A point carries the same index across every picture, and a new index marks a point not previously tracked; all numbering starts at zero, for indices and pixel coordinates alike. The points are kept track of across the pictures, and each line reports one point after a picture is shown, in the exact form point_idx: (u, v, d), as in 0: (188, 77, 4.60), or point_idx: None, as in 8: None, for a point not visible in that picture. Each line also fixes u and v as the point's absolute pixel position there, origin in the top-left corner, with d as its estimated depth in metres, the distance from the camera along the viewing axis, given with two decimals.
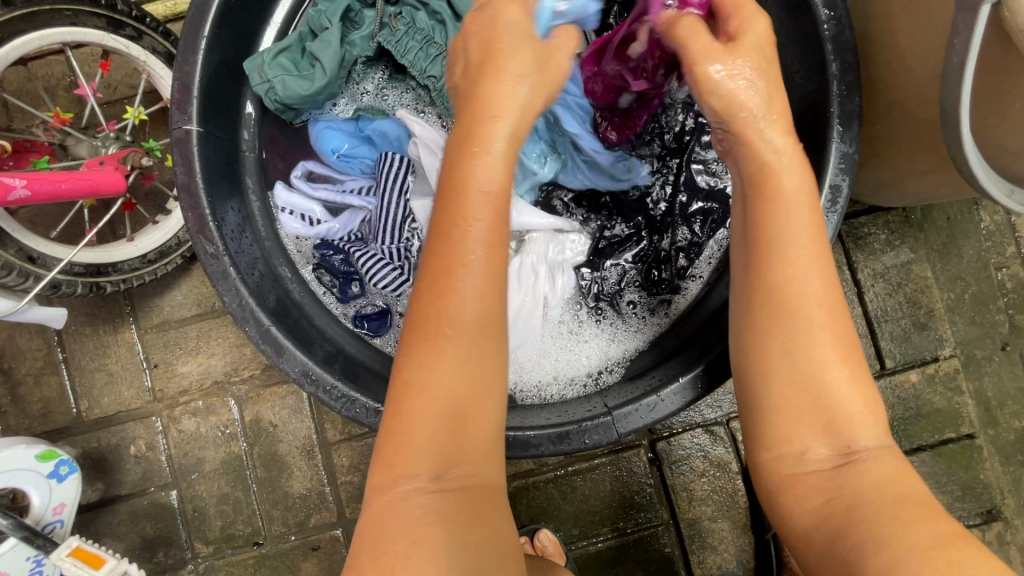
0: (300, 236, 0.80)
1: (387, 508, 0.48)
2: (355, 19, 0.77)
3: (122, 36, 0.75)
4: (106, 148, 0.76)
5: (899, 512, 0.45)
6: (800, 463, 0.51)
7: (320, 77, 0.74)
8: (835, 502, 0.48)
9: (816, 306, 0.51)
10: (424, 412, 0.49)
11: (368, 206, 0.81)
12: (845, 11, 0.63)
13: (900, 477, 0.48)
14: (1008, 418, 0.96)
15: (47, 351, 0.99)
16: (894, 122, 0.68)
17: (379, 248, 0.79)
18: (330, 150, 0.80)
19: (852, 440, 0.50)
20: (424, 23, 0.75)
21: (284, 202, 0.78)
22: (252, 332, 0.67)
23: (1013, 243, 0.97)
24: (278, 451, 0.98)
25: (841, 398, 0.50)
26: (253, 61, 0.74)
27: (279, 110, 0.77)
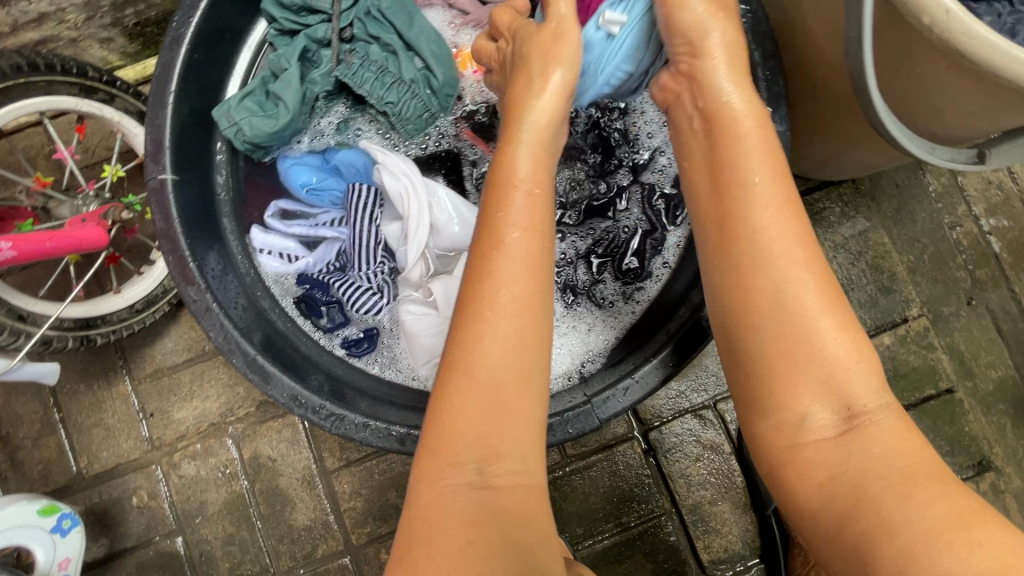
0: (280, 274, 0.82)
1: (426, 511, 0.52)
2: (313, 58, 0.82)
3: (95, 100, 0.79)
4: (86, 206, 0.79)
5: (908, 481, 0.44)
6: (804, 434, 0.50)
7: (284, 114, 0.78)
8: (841, 476, 0.47)
9: (773, 228, 0.54)
10: (457, 425, 0.53)
11: (342, 236, 0.84)
12: (759, 4, 0.69)
13: (907, 438, 0.47)
14: (984, 369, 0.99)
15: (43, 413, 1.00)
16: (820, 99, 0.73)
17: (358, 276, 0.83)
18: (300, 185, 0.84)
19: (851, 399, 0.49)
20: (376, 55, 0.80)
21: (261, 243, 0.81)
22: (238, 363, 0.69)
23: (962, 203, 1.02)
24: (280, 485, 0.99)
25: (829, 337, 0.50)
26: (221, 108, 0.78)
27: (250, 150, 0.81)
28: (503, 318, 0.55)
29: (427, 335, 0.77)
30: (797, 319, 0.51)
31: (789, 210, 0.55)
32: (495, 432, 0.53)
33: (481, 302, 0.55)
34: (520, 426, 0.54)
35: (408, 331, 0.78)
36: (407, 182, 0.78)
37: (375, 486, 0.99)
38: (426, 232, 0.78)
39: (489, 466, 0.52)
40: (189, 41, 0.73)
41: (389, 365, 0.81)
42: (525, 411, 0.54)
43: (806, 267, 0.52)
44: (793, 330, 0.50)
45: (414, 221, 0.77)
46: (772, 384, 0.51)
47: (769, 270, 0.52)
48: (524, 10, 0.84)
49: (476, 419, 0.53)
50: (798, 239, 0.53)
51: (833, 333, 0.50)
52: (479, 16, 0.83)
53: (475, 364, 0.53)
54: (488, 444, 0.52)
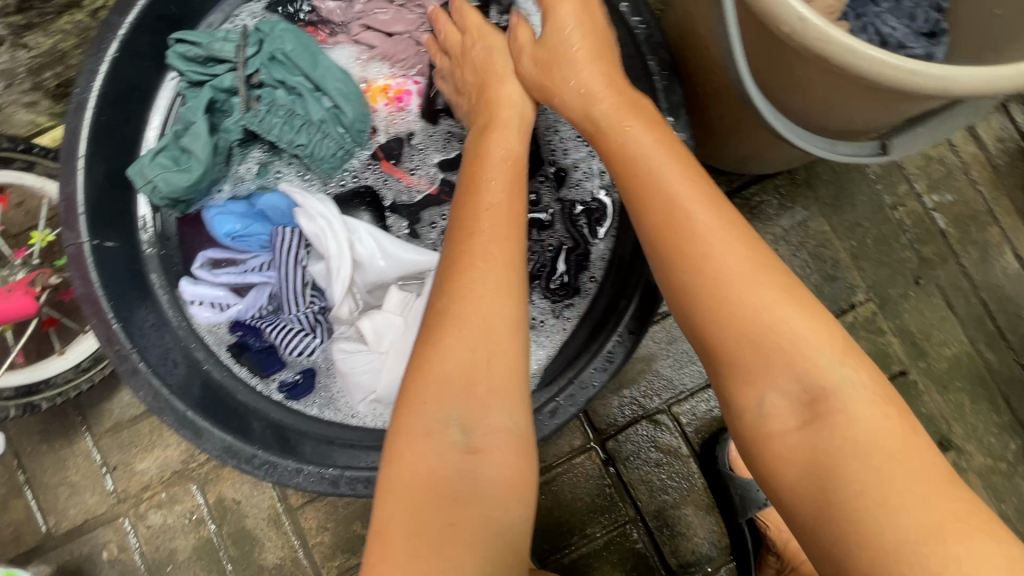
0: (213, 323, 0.84)
1: (406, 459, 0.51)
2: (222, 108, 0.82)
3: (13, 169, 0.81)
4: (13, 275, 0.79)
5: (885, 473, 0.44)
6: (768, 421, 0.51)
7: (197, 167, 0.78)
8: (812, 471, 0.47)
9: (720, 223, 0.54)
10: (422, 400, 0.53)
11: (271, 280, 0.84)
12: (651, 14, 0.69)
13: (890, 429, 0.46)
14: (936, 348, 0.98)
15: (8, 476, 1.01)
16: (726, 102, 0.73)
17: (290, 318, 0.83)
18: (225, 234, 0.84)
19: (814, 385, 0.49)
20: (283, 99, 0.80)
21: (191, 294, 0.83)
22: (170, 421, 0.70)
23: (902, 182, 1.01)
24: (246, 526, 1.00)
25: (794, 330, 0.50)
26: (133, 167, 0.77)
27: (170, 206, 0.80)
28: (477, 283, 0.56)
29: (361, 373, 0.78)
30: (761, 328, 0.51)
31: (714, 197, 0.56)
32: (467, 393, 0.53)
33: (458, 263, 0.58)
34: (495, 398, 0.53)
35: (341, 371, 0.80)
36: (325, 223, 0.80)
37: (341, 518, 1.00)
38: (349, 268, 0.80)
39: (472, 433, 0.52)
40: (94, 105, 0.73)
41: (326, 405, 0.83)
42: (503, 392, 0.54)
43: (756, 269, 0.52)
44: (750, 327, 0.51)
45: (336, 258, 0.79)
46: (737, 360, 0.52)
47: (693, 270, 0.53)
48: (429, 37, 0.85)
49: (465, 393, 0.53)
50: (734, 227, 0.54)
51: (799, 323, 0.50)
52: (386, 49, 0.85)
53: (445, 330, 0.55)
54: (475, 410, 0.52)
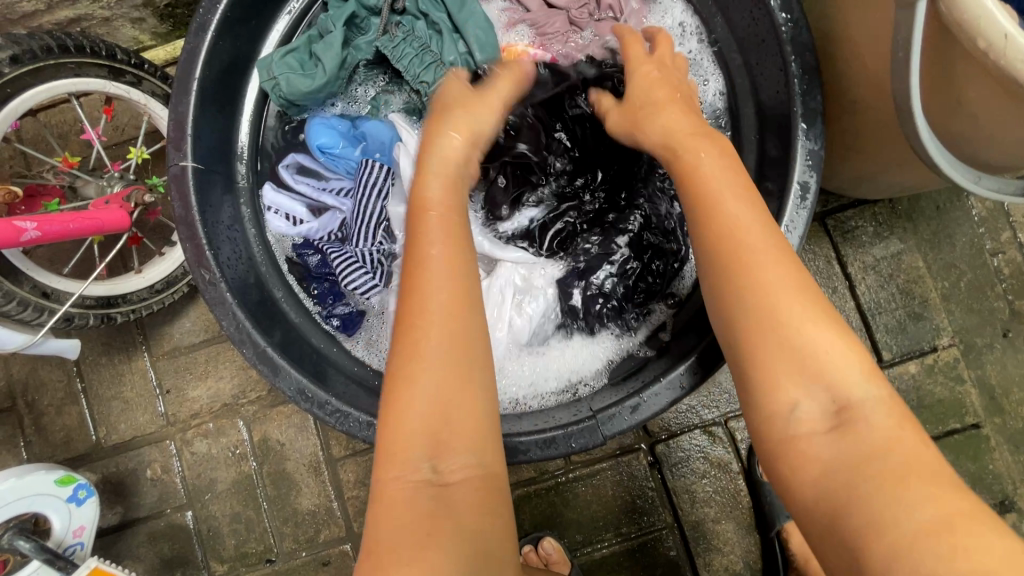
0: (283, 234, 0.84)
1: (387, 504, 0.52)
2: (360, 25, 0.83)
3: (122, 83, 0.80)
4: (110, 187, 0.80)
5: (910, 483, 0.42)
6: (795, 424, 0.49)
7: (321, 77, 0.79)
8: (833, 473, 0.46)
9: (765, 255, 0.53)
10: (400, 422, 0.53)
11: (343, 207, 0.85)
12: (802, 13, 0.65)
13: (897, 436, 0.45)
14: (1015, 406, 0.94)
15: (67, 382, 1.04)
16: (860, 117, 0.69)
17: (354, 249, 0.82)
18: (318, 146, 0.83)
19: (842, 396, 0.48)
20: (421, 32, 0.82)
21: (270, 200, 0.83)
22: (249, 354, 0.70)
23: (1007, 229, 0.96)
24: (286, 469, 1.01)
25: (823, 348, 0.49)
26: (264, 59, 0.80)
27: (284, 106, 0.82)
28: (434, 289, 0.56)
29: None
30: (780, 323, 0.50)
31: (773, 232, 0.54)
32: (441, 430, 0.52)
33: (418, 287, 0.56)
34: (470, 423, 0.54)
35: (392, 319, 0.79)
36: None
37: None
38: None
39: (441, 464, 0.52)
40: (215, 29, 0.72)
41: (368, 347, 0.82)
42: (467, 412, 0.54)
43: (802, 293, 0.51)
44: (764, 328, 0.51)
45: None
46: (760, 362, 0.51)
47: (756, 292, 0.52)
48: (585, 20, 0.84)
49: (422, 419, 0.53)
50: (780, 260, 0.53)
51: (818, 329, 0.50)
52: (534, 17, 0.84)
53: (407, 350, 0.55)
54: (441, 443, 0.52)
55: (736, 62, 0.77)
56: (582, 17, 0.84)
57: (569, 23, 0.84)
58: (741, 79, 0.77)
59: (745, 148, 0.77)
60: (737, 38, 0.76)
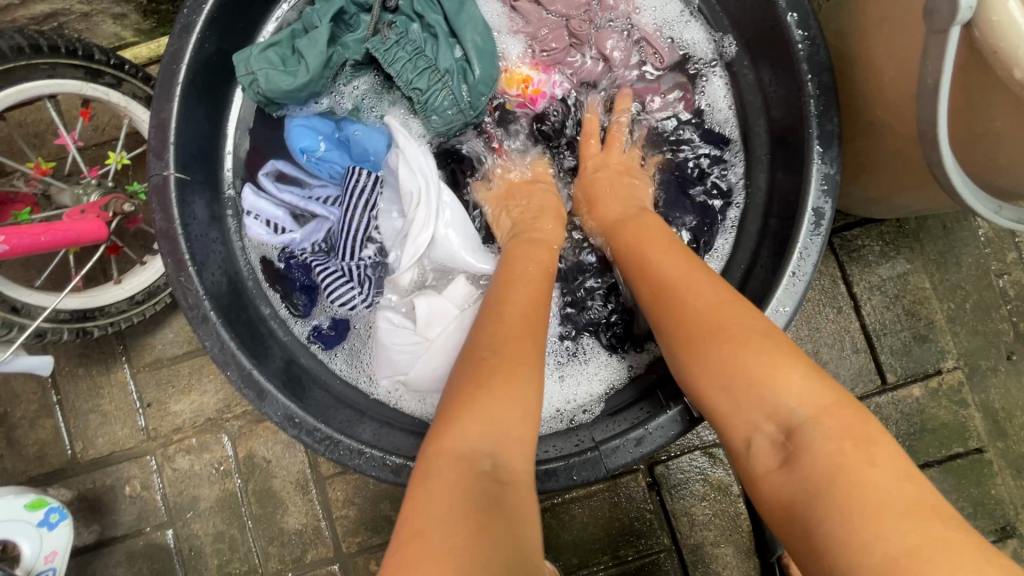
0: (262, 242, 0.79)
1: (422, 498, 0.46)
2: (349, 21, 0.79)
3: (101, 84, 0.76)
4: (87, 196, 0.76)
5: (881, 508, 0.40)
6: (753, 460, 0.49)
7: (303, 75, 0.75)
8: (794, 499, 0.45)
9: (704, 294, 0.56)
10: (459, 422, 0.50)
11: (331, 215, 0.81)
12: (820, 30, 0.62)
13: (844, 444, 0.44)
14: (1018, 430, 0.93)
15: (42, 394, 0.99)
16: (876, 139, 0.67)
17: (338, 264, 0.79)
18: (300, 149, 0.80)
19: (790, 417, 0.48)
20: (415, 35, 0.77)
21: (250, 206, 0.78)
22: (233, 376, 0.66)
23: (1013, 250, 0.94)
24: (272, 487, 0.98)
25: (782, 384, 0.49)
26: (241, 54, 0.74)
27: (262, 103, 0.77)
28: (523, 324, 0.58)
29: (400, 350, 0.74)
30: (732, 363, 0.51)
31: (702, 276, 0.58)
32: (502, 455, 0.49)
33: (502, 320, 0.58)
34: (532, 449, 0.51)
35: (379, 339, 0.75)
36: (424, 182, 0.75)
37: (368, 496, 0.97)
38: (426, 241, 0.75)
39: (502, 460, 0.48)
40: (199, 30, 0.68)
41: (348, 358, 0.79)
42: (532, 423, 0.52)
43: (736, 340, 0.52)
44: (730, 359, 0.51)
45: (418, 226, 0.75)
46: (716, 409, 0.52)
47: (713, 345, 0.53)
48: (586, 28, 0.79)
49: (489, 414, 0.50)
50: (715, 295, 0.56)
51: (788, 376, 0.49)
52: (529, 30, 0.79)
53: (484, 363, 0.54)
54: (508, 437, 0.50)
55: (748, 78, 0.75)
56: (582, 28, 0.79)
57: (568, 32, 0.79)
58: (753, 96, 0.75)
59: (756, 168, 0.75)
60: (749, 52, 0.74)
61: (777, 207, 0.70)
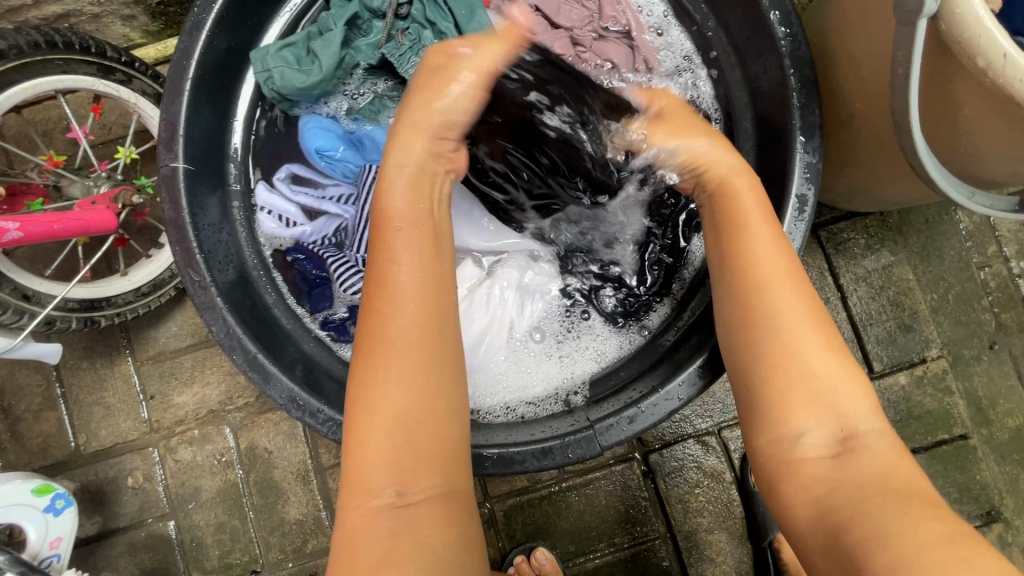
0: (275, 235, 0.83)
1: (352, 533, 0.50)
2: (362, 26, 0.83)
3: (112, 81, 0.78)
4: (98, 188, 0.78)
5: (926, 512, 0.43)
6: (801, 450, 0.52)
7: (316, 74, 0.78)
8: (837, 495, 0.48)
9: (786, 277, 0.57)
10: (364, 454, 0.51)
11: (345, 214, 0.84)
12: (801, 28, 0.66)
13: (898, 463, 0.48)
14: (1001, 417, 0.95)
15: (46, 387, 1.00)
16: (856, 131, 0.70)
17: (354, 256, 0.82)
18: (316, 149, 0.83)
19: (846, 423, 0.51)
20: (428, 40, 0.81)
21: (264, 201, 0.82)
22: (239, 360, 0.68)
23: (993, 243, 0.98)
24: (274, 477, 0.99)
25: (848, 399, 0.52)
26: (259, 52, 0.79)
27: (277, 100, 0.81)
28: (401, 311, 0.53)
29: None
30: (813, 361, 0.53)
31: (782, 247, 0.58)
32: (404, 450, 0.51)
33: (378, 322, 0.53)
34: (437, 448, 0.52)
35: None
36: None
37: None
38: None
39: (406, 487, 0.50)
40: (209, 28, 0.71)
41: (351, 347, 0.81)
42: (437, 433, 0.52)
43: (817, 331, 0.54)
44: (799, 372, 0.53)
45: None
46: (778, 398, 0.53)
47: (790, 339, 0.54)
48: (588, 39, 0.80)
49: (387, 444, 0.51)
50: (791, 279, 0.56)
51: (847, 387, 0.52)
52: (535, 40, 0.81)
53: (366, 383, 0.52)
54: (405, 463, 0.50)
55: (735, 74, 0.78)
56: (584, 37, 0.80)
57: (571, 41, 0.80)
58: (739, 92, 0.78)
59: (744, 159, 0.78)
60: (735, 51, 0.77)
61: (764, 196, 0.73)
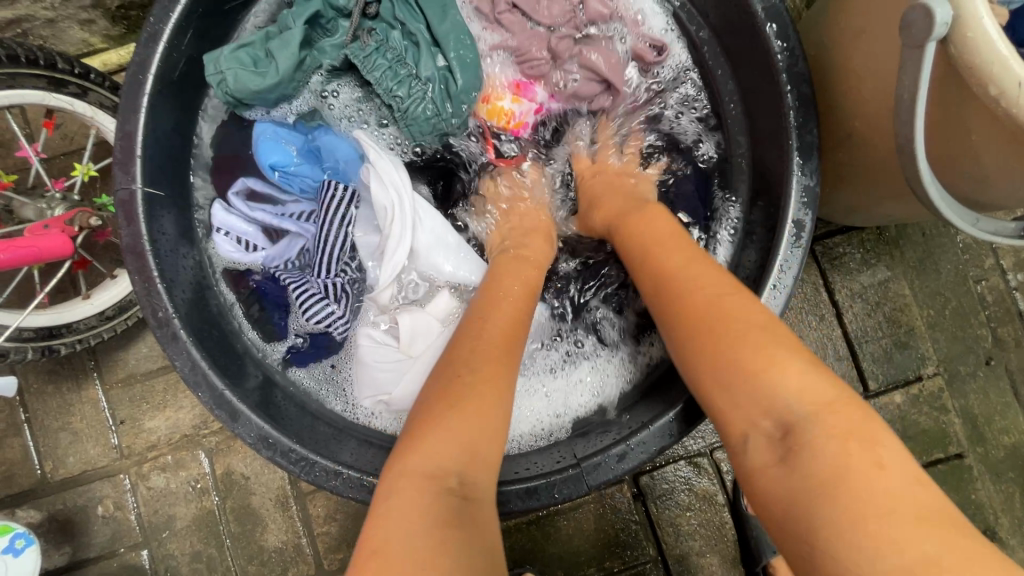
0: (234, 259, 0.77)
1: (391, 518, 0.45)
2: (327, 26, 0.77)
3: (65, 94, 0.73)
4: (52, 210, 0.73)
5: (871, 513, 0.40)
6: (752, 454, 0.48)
7: (272, 76, 0.72)
8: (791, 501, 0.44)
9: (697, 279, 0.57)
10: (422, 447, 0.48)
11: (305, 233, 0.79)
12: (798, 42, 0.62)
13: (848, 440, 0.44)
14: (996, 435, 0.94)
15: (8, 412, 0.95)
16: (855, 150, 0.67)
17: (315, 280, 0.77)
18: (271, 166, 0.78)
19: (786, 413, 0.47)
20: (396, 42, 0.76)
21: (220, 222, 0.76)
22: (205, 397, 0.64)
23: (990, 256, 0.95)
24: (251, 504, 0.95)
25: (787, 384, 0.48)
26: (212, 52, 0.72)
27: (231, 105, 0.75)
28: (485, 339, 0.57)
29: (381, 369, 0.73)
30: (754, 370, 0.49)
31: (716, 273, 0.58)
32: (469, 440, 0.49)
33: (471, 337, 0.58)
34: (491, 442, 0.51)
35: (361, 358, 0.74)
36: (396, 196, 0.73)
37: (351, 511, 0.95)
38: (404, 253, 0.74)
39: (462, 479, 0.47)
40: (167, 40, 0.66)
41: (323, 382, 0.76)
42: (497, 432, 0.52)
43: (729, 328, 0.52)
44: (745, 380, 0.50)
45: (394, 239, 0.73)
46: (716, 407, 0.52)
47: (714, 338, 0.52)
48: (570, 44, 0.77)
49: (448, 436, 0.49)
50: (729, 291, 0.55)
51: (779, 368, 0.48)
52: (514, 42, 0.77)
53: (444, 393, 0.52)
54: (464, 461, 0.48)
55: (728, 86, 0.74)
56: (563, 46, 0.77)
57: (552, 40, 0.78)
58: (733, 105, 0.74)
59: (737, 178, 0.74)
60: (729, 62, 0.73)
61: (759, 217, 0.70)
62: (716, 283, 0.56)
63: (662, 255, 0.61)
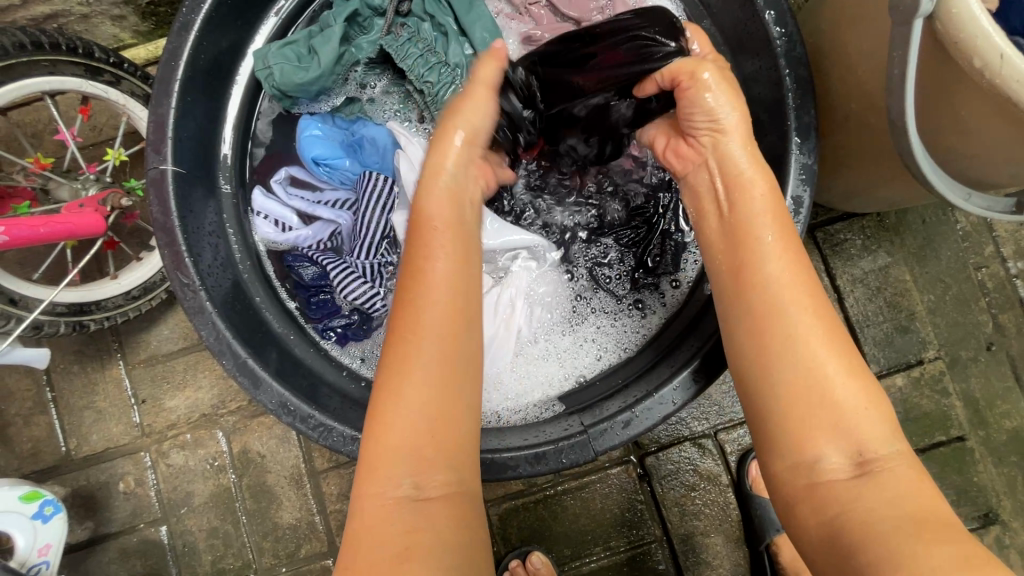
0: (270, 241, 0.81)
1: (369, 519, 0.51)
2: (363, 24, 0.81)
3: (100, 82, 0.77)
4: (86, 190, 0.77)
5: (919, 535, 0.44)
6: (819, 474, 0.50)
7: (315, 70, 0.76)
8: (839, 520, 0.48)
9: (789, 285, 0.55)
10: (384, 438, 0.53)
11: (340, 219, 0.83)
12: (797, 28, 0.65)
13: (916, 487, 0.47)
14: (998, 419, 0.95)
15: (36, 391, 0.99)
16: (853, 132, 0.70)
17: (352, 261, 0.81)
18: (311, 158, 0.82)
19: (866, 445, 0.49)
20: (426, 33, 0.80)
21: (259, 206, 0.81)
22: (229, 365, 0.68)
23: (990, 243, 0.97)
24: (266, 482, 0.98)
25: (853, 407, 0.50)
26: (260, 51, 0.78)
27: (277, 98, 0.79)
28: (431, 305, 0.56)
29: None
30: (816, 388, 0.51)
31: (804, 276, 0.56)
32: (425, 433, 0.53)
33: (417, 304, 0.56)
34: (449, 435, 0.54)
35: None
36: (422, 176, 0.78)
37: None
38: None
39: (420, 482, 0.52)
40: (199, 29, 0.70)
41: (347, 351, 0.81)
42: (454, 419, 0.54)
43: (812, 343, 0.53)
44: (808, 392, 0.51)
45: None
46: (777, 410, 0.53)
47: (788, 345, 0.53)
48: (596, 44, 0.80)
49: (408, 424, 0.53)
50: (809, 295, 0.55)
51: (848, 390, 0.51)
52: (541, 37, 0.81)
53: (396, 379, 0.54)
54: (421, 455, 0.52)
55: (729, 73, 0.77)
56: None
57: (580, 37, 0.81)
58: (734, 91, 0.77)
59: None
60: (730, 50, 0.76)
61: None
62: (801, 290, 0.55)
63: (750, 245, 0.58)
